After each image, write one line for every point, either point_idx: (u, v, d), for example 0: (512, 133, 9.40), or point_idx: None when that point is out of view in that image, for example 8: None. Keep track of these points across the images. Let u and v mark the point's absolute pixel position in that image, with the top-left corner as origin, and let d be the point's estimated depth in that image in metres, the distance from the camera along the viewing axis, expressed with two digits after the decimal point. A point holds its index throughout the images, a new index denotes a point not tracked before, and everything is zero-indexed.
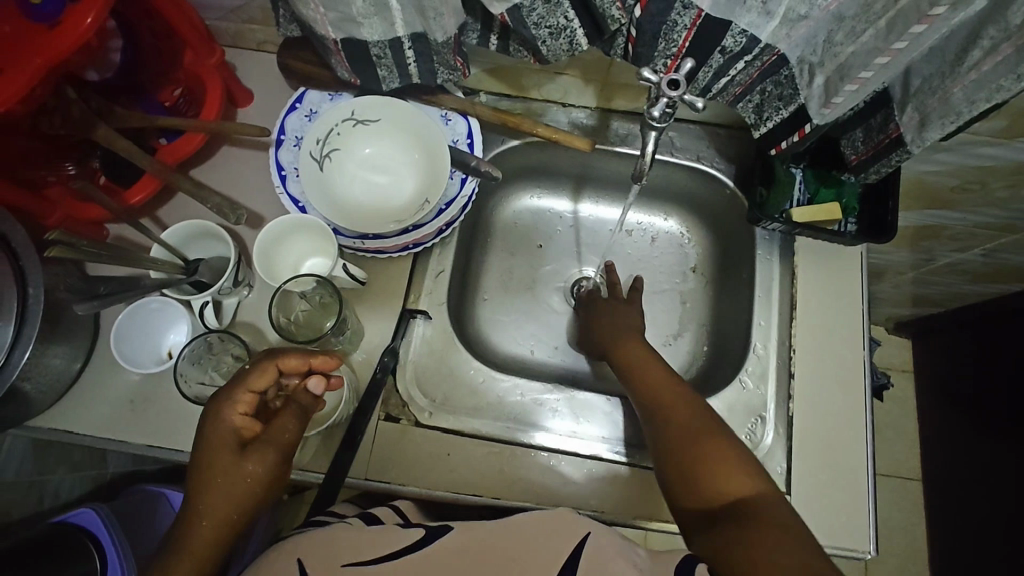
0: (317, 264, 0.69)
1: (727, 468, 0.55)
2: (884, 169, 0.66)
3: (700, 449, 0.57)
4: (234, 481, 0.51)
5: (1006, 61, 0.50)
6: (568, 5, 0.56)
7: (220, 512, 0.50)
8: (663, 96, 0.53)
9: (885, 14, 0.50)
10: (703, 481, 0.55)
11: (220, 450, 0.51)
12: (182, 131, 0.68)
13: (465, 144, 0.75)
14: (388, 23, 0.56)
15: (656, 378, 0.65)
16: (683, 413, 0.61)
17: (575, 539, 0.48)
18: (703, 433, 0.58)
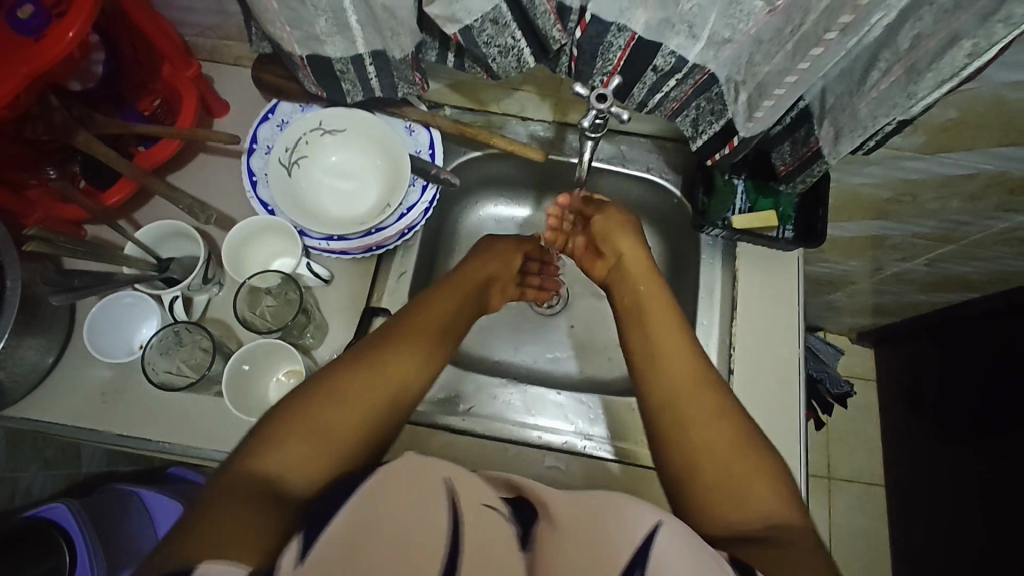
0: (281, 263, 0.73)
1: (758, 486, 0.54)
2: (809, 179, 0.72)
3: (730, 472, 0.55)
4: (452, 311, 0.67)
5: (898, 81, 0.55)
6: (514, 27, 0.61)
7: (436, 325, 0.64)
8: (593, 108, 0.61)
9: (792, 38, 0.56)
10: (740, 495, 0.54)
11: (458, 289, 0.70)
12: (159, 137, 0.72)
13: (427, 154, 0.79)
14: (349, 41, 0.61)
15: (703, 393, 0.60)
16: (714, 418, 0.58)
17: (639, 531, 0.45)
18: (735, 443, 0.56)
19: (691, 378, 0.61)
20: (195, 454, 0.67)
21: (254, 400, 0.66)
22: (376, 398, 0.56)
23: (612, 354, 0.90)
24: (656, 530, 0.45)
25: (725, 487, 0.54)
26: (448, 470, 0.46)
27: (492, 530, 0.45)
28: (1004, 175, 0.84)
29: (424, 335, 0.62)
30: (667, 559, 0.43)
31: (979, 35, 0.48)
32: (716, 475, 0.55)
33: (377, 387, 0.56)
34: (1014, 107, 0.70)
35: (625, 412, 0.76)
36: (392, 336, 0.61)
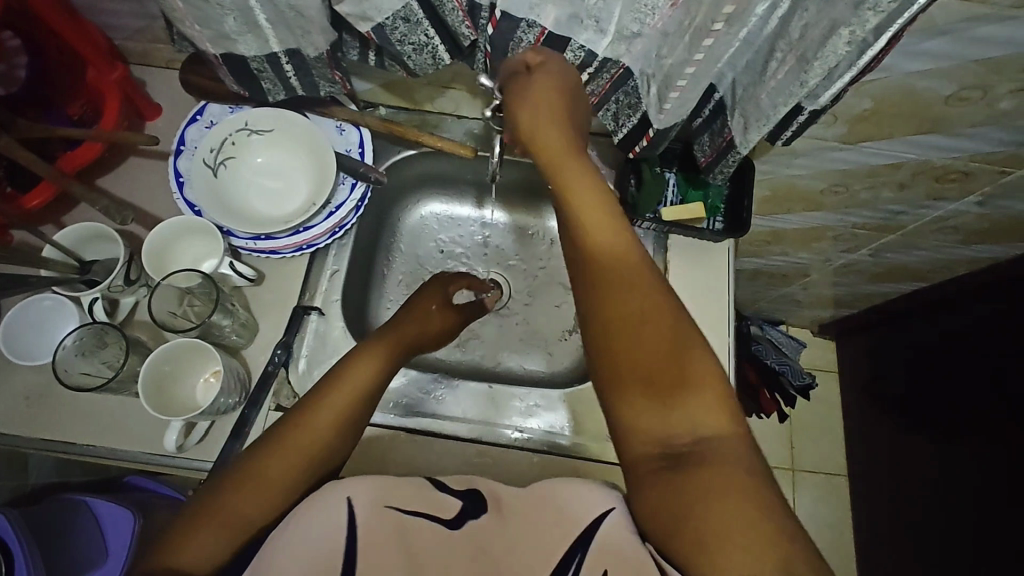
0: (206, 263, 0.72)
1: (682, 401, 0.52)
2: (727, 169, 0.74)
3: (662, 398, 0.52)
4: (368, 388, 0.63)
5: (792, 70, 0.57)
6: (427, 24, 0.62)
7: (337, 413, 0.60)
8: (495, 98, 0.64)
9: (688, 32, 0.57)
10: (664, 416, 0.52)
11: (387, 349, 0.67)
12: (82, 141, 0.72)
13: (357, 153, 0.80)
14: (262, 40, 0.62)
15: (655, 342, 0.53)
16: (645, 324, 0.53)
17: (597, 511, 0.54)
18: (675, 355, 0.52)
19: (648, 310, 0.54)
20: (121, 457, 0.67)
21: (176, 400, 0.66)
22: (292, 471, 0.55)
23: (552, 348, 0.91)
24: (605, 517, 0.53)
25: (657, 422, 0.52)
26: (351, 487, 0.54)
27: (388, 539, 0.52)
28: (927, 164, 0.86)
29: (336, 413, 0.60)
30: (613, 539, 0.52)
31: (853, 23, 0.51)
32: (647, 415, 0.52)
33: (293, 456, 0.56)
34: (923, 96, 0.72)
35: (558, 404, 0.77)
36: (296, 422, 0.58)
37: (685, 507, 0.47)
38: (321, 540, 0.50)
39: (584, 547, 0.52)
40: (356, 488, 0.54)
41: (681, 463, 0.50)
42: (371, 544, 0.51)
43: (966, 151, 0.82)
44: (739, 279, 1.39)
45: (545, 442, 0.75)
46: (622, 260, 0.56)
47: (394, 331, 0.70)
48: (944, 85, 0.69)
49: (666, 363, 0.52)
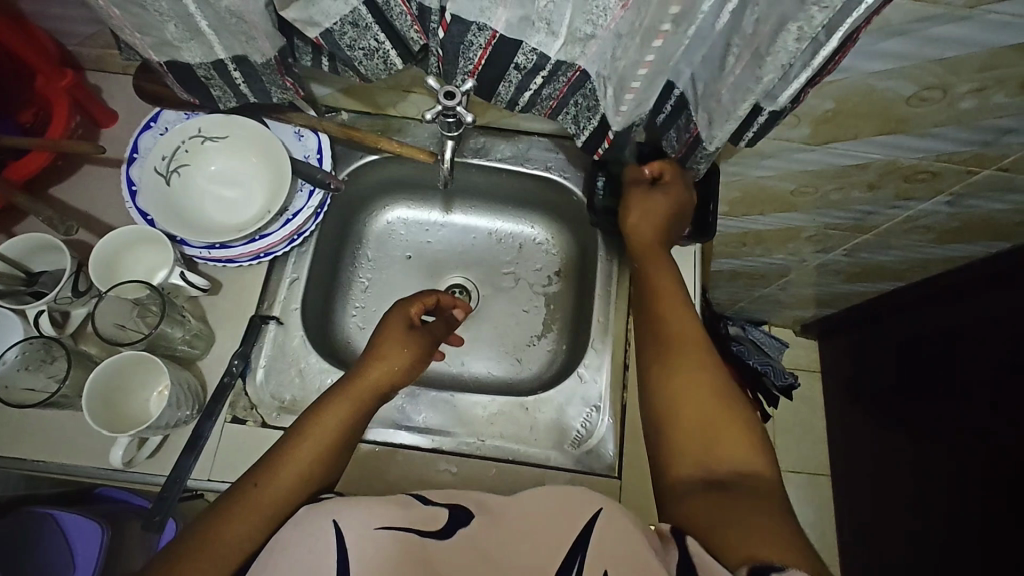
0: (156, 274, 0.71)
1: (724, 441, 0.62)
2: (703, 160, 0.73)
3: (708, 430, 0.63)
4: (334, 436, 0.62)
5: (748, 66, 0.57)
6: (376, 28, 0.61)
7: (305, 467, 0.60)
8: (439, 104, 0.65)
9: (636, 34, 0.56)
10: (711, 452, 0.61)
11: (357, 392, 0.65)
12: (26, 150, 0.70)
13: (315, 159, 0.79)
14: (207, 46, 0.61)
15: (712, 404, 0.64)
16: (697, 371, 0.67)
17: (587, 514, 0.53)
18: (720, 399, 0.64)
19: (703, 366, 0.67)
20: (71, 471, 0.66)
21: (124, 413, 0.65)
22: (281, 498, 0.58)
23: (520, 354, 0.90)
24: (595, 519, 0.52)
25: (699, 447, 0.62)
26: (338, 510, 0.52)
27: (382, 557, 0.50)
28: (894, 165, 0.85)
29: (304, 463, 0.60)
30: (607, 539, 0.51)
31: (801, 18, 0.49)
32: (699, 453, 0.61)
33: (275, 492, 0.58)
34: (884, 96, 0.71)
35: (522, 411, 0.77)
36: (261, 488, 0.58)
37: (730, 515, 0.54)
38: (308, 563, 0.49)
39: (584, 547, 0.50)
40: (341, 508, 0.52)
41: (728, 488, 0.58)
42: (366, 557, 0.49)
43: (931, 152, 0.81)
44: (717, 280, 1.38)
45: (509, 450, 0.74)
46: (690, 339, 0.69)
47: (360, 374, 0.66)
48: (903, 85, 0.69)
49: (707, 410, 0.64)
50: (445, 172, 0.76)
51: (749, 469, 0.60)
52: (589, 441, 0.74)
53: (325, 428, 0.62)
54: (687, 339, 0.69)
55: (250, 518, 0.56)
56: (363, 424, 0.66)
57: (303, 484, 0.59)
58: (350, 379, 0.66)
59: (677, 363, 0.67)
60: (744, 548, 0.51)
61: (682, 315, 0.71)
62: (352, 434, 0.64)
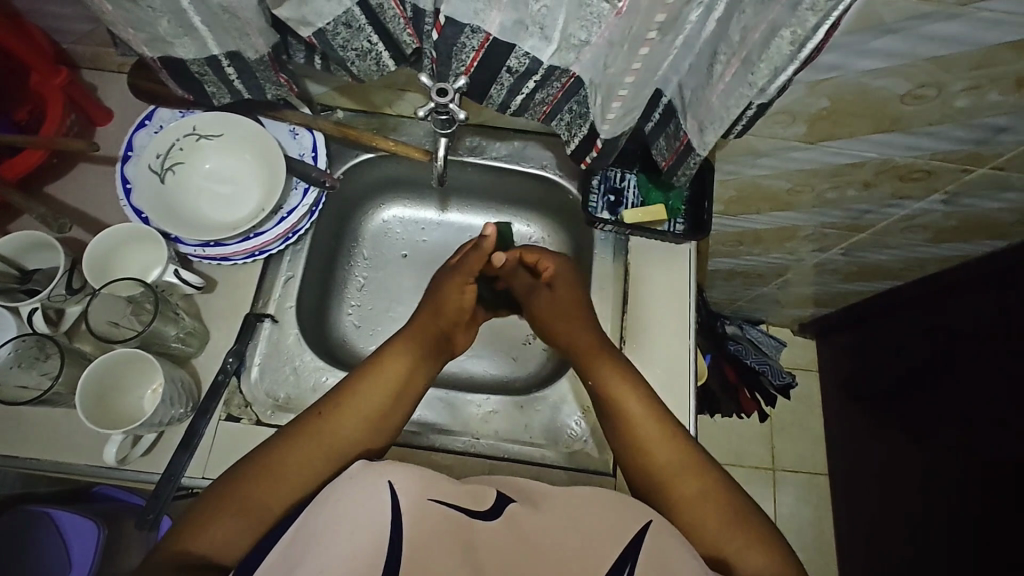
0: (150, 273, 0.70)
1: (716, 529, 0.61)
2: (689, 168, 0.72)
3: (702, 522, 0.62)
4: (392, 394, 0.68)
5: (738, 72, 0.56)
6: (369, 30, 0.61)
7: (369, 411, 0.66)
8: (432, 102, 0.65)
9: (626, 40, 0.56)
10: (704, 533, 0.61)
11: (420, 344, 0.73)
12: (21, 147, 0.70)
13: (311, 157, 0.79)
14: (200, 43, 0.61)
15: (698, 492, 0.63)
16: (673, 458, 0.65)
17: (638, 524, 0.56)
18: (711, 489, 0.64)
19: (668, 461, 0.65)
20: (64, 470, 0.66)
21: (118, 411, 0.65)
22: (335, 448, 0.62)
23: (516, 352, 0.90)
24: (647, 528, 0.55)
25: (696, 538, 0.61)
26: (393, 473, 0.54)
27: (434, 528, 0.52)
28: (889, 163, 0.85)
29: (365, 411, 0.65)
30: (658, 550, 0.54)
31: (793, 23, 0.49)
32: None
33: (329, 445, 0.62)
34: (878, 95, 0.71)
35: (517, 410, 0.77)
36: (321, 436, 0.63)
37: None
38: (360, 522, 0.50)
39: (632, 558, 0.53)
40: (397, 472, 0.54)
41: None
42: (418, 530, 0.51)
43: (927, 150, 0.81)
44: (715, 279, 1.38)
45: (506, 447, 0.74)
46: (682, 480, 0.64)
47: (418, 330, 0.75)
48: (898, 83, 0.69)
49: (693, 498, 0.63)
50: (439, 168, 0.76)
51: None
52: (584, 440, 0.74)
53: (387, 374, 0.68)
54: (677, 472, 0.65)
55: (306, 464, 0.61)
56: (424, 374, 0.72)
57: (361, 434, 0.64)
58: (414, 329, 0.75)
59: (670, 512, 0.63)
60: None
61: (633, 399, 0.68)
62: (416, 384, 0.71)
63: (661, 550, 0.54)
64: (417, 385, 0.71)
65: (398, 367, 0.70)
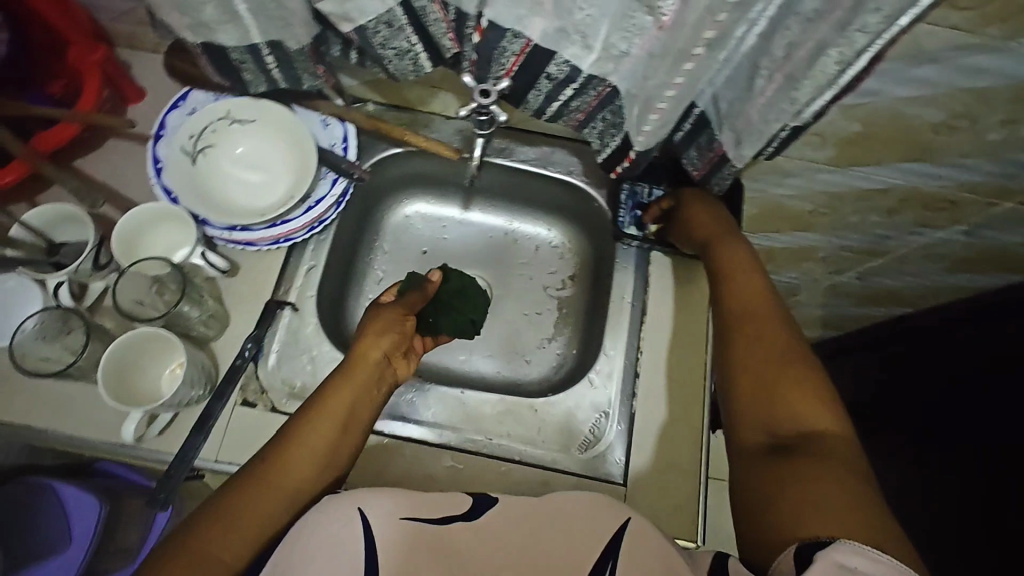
0: (177, 253, 0.71)
1: (803, 402, 0.59)
2: (723, 177, 0.75)
3: (777, 385, 0.60)
4: (341, 422, 0.62)
5: (780, 89, 0.56)
6: (409, 30, 0.63)
7: (313, 459, 0.59)
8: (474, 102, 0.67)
9: (666, 62, 0.55)
10: (781, 406, 0.59)
11: (357, 379, 0.65)
12: (58, 121, 0.71)
13: (340, 148, 0.79)
14: (242, 30, 0.61)
15: (784, 364, 0.61)
16: (772, 334, 0.64)
17: (616, 522, 0.54)
18: (793, 364, 0.61)
19: (776, 336, 0.64)
20: (79, 444, 0.66)
21: (137, 389, 0.65)
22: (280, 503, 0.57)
23: (530, 355, 0.90)
24: (623, 529, 0.54)
25: (766, 409, 0.60)
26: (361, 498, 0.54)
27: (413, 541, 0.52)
28: (915, 191, 0.85)
29: (311, 459, 0.59)
30: (637, 549, 0.53)
31: (842, 43, 0.50)
32: (761, 416, 0.60)
33: (275, 499, 0.56)
34: (913, 123, 0.71)
35: (529, 414, 0.77)
36: (267, 479, 0.57)
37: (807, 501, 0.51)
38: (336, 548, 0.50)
39: (614, 553, 0.52)
40: (366, 496, 0.54)
41: (789, 452, 0.56)
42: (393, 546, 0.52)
43: (954, 181, 0.81)
44: None
45: (516, 450, 0.74)
46: (759, 312, 0.67)
47: (358, 362, 0.67)
48: (933, 112, 0.69)
49: (787, 363, 0.61)
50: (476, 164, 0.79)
51: (809, 426, 0.58)
52: (597, 446, 0.74)
53: (330, 414, 0.62)
54: (756, 308, 0.67)
55: (253, 513, 0.55)
56: (371, 410, 0.65)
57: (311, 473, 0.59)
58: (353, 360, 0.67)
59: (737, 337, 0.65)
60: (804, 525, 0.49)
61: (752, 279, 0.70)
62: (355, 422, 0.63)
63: (639, 547, 0.53)
64: (357, 423, 0.64)
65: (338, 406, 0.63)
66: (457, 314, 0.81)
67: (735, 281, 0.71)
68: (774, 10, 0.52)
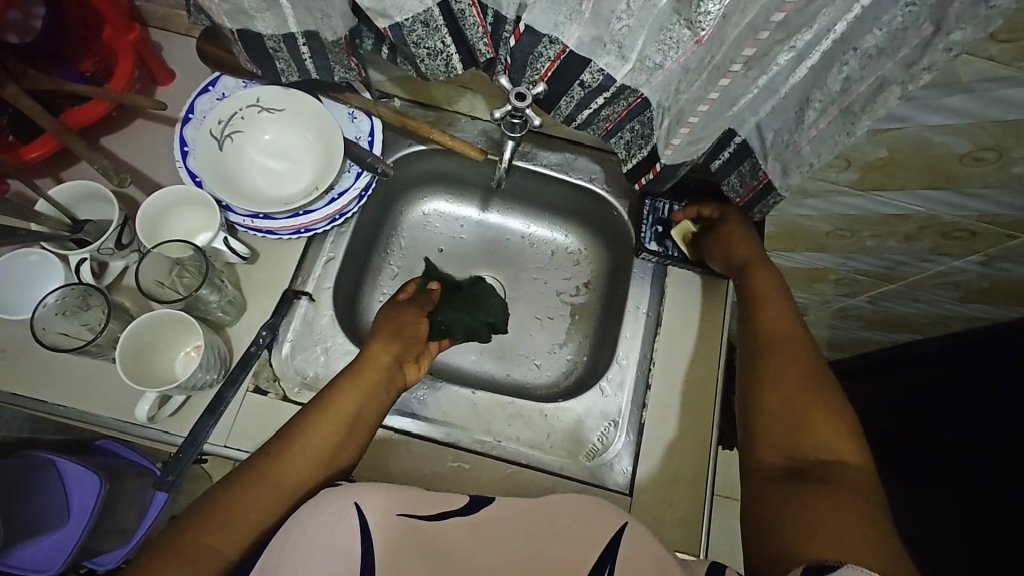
0: (199, 236, 0.72)
1: (823, 431, 0.58)
2: (764, 208, 0.75)
3: (799, 411, 0.60)
4: (347, 420, 0.63)
5: (835, 121, 0.58)
6: (445, 31, 0.63)
7: (315, 454, 0.60)
8: (510, 105, 0.65)
9: (702, 74, 0.57)
10: (802, 432, 0.59)
11: (367, 380, 0.66)
12: (89, 98, 0.71)
13: (366, 142, 0.79)
14: (280, 18, 0.61)
15: (805, 392, 0.61)
16: (798, 362, 0.64)
17: (615, 525, 0.54)
18: (817, 393, 0.61)
19: (800, 362, 0.63)
20: (91, 421, 0.66)
21: (152, 370, 0.65)
22: (278, 494, 0.57)
23: (540, 359, 0.90)
24: (621, 533, 0.53)
25: (786, 433, 0.59)
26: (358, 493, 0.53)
27: (409, 538, 0.51)
28: (935, 220, 0.85)
29: (314, 453, 0.60)
30: (634, 554, 0.52)
31: (902, 81, 0.52)
32: (785, 440, 0.59)
33: (275, 489, 0.57)
34: (940, 151, 0.71)
35: (539, 419, 0.77)
36: (269, 469, 0.58)
37: (824, 526, 0.50)
38: (334, 546, 0.50)
39: (611, 558, 0.51)
40: (363, 491, 0.53)
41: (809, 478, 0.55)
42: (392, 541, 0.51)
43: (975, 212, 0.81)
44: None
45: (522, 454, 0.75)
46: (788, 334, 0.67)
47: (370, 362, 0.67)
48: (961, 142, 0.68)
49: (811, 393, 0.61)
50: (503, 170, 0.77)
51: (829, 453, 0.57)
52: (604, 455, 0.74)
53: (339, 410, 0.62)
54: (783, 330, 0.67)
55: (253, 503, 0.55)
56: (378, 411, 0.66)
57: (316, 469, 0.59)
58: (366, 360, 0.67)
59: (766, 357, 0.65)
60: (818, 550, 0.48)
61: (779, 307, 0.69)
62: (363, 422, 0.64)
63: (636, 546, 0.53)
64: (365, 423, 0.64)
65: (348, 403, 0.63)
66: (474, 320, 0.84)
67: (766, 307, 0.70)
68: (829, 44, 0.53)
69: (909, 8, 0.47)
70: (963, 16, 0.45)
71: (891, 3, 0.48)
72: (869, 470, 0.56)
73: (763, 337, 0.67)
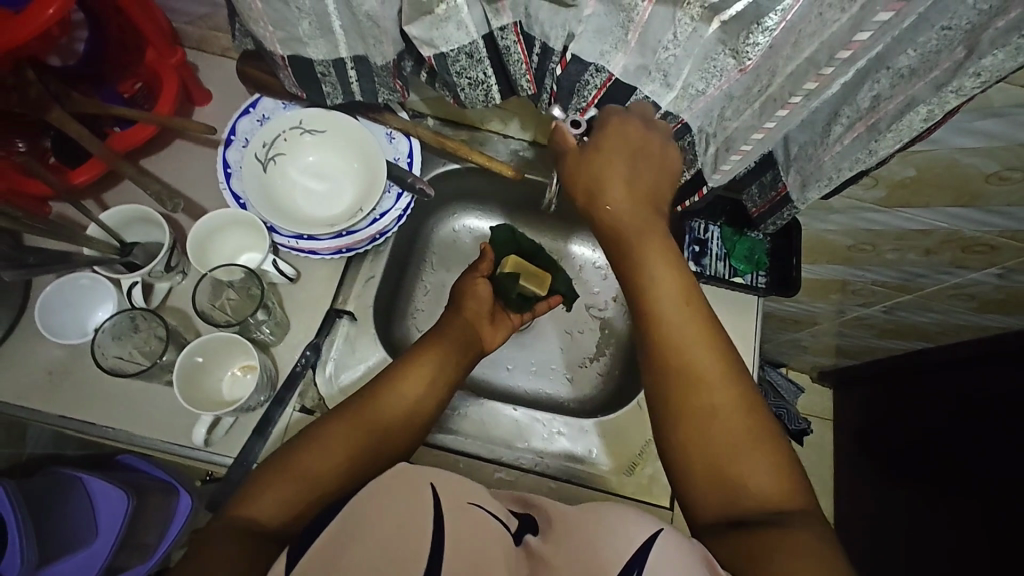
0: (246, 256, 0.74)
1: (750, 464, 0.52)
2: (779, 221, 0.76)
3: (726, 452, 0.53)
4: (430, 374, 0.65)
5: (860, 137, 0.59)
6: (487, 62, 0.64)
7: (408, 401, 0.62)
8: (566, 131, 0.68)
9: (759, 99, 0.58)
10: (730, 468, 0.53)
11: (450, 339, 0.70)
12: (135, 121, 0.72)
13: (405, 163, 0.81)
14: (332, 44, 0.62)
15: (734, 415, 0.54)
16: (711, 370, 0.56)
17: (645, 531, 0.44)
18: (729, 408, 0.55)
19: (710, 374, 0.56)
20: (140, 443, 0.67)
21: (204, 392, 0.66)
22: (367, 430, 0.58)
23: (571, 374, 0.92)
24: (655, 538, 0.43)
25: (718, 478, 0.53)
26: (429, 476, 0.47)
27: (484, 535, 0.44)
28: (957, 235, 0.87)
29: (405, 401, 0.62)
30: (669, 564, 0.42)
31: (934, 102, 0.52)
32: (725, 507, 0.52)
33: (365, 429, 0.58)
34: (966, 172, 0.73)
35: (581, 433, 0.78)
36: (361, 413, 0.59)
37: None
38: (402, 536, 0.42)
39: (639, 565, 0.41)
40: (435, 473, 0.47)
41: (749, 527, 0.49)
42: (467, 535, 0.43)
43: (998, 227, 0.83)
44: None
45: (564, 468, 0.76)
46: (688, 327, 0.59)
47: (449, 328, 0.72)
48: (987, 163, 0.71)
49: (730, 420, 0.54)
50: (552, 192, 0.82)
51: (771, 503, 0.51)
52: (644, 469, 0.76)
53: (426, 368, 0.66)
54: (681, 332, 0.58)
55: (345, 439, 0.57)
56: (457, 372, 0.69)
57: (406, 415, 0.62)
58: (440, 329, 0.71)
59: (665, 355, 0.58)
60: None
61: (667, 285, 0.61)
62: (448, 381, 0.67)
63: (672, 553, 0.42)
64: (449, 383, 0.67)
65: (431, 360, 0.67)
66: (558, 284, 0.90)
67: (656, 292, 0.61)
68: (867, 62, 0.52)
69: (943, 32, 0.48)
70: (995, 42, 0.46)
71: (925, 26, 0.48)
72: (806, 507, 0.51)
73: (654, 323, 0.59)
